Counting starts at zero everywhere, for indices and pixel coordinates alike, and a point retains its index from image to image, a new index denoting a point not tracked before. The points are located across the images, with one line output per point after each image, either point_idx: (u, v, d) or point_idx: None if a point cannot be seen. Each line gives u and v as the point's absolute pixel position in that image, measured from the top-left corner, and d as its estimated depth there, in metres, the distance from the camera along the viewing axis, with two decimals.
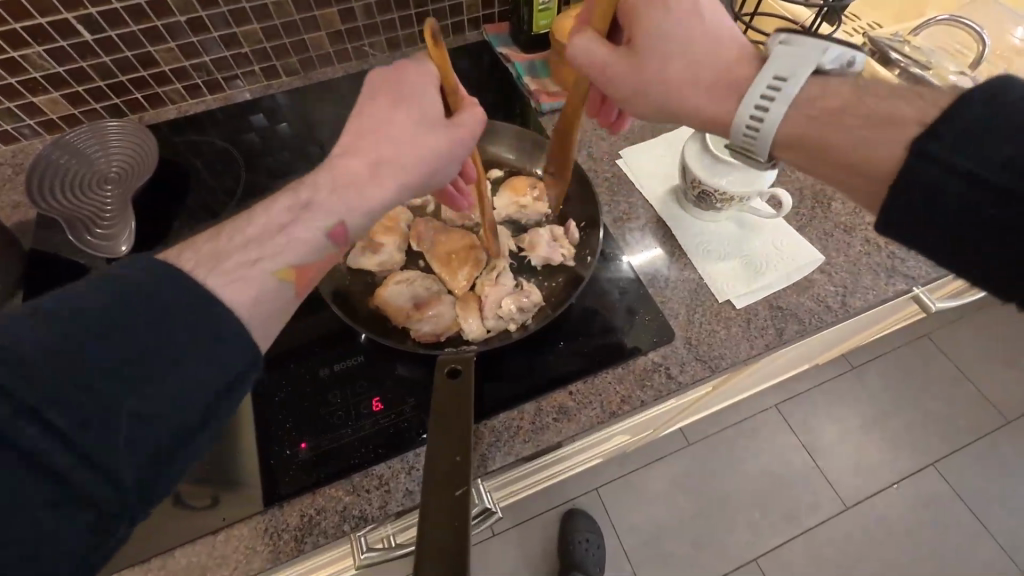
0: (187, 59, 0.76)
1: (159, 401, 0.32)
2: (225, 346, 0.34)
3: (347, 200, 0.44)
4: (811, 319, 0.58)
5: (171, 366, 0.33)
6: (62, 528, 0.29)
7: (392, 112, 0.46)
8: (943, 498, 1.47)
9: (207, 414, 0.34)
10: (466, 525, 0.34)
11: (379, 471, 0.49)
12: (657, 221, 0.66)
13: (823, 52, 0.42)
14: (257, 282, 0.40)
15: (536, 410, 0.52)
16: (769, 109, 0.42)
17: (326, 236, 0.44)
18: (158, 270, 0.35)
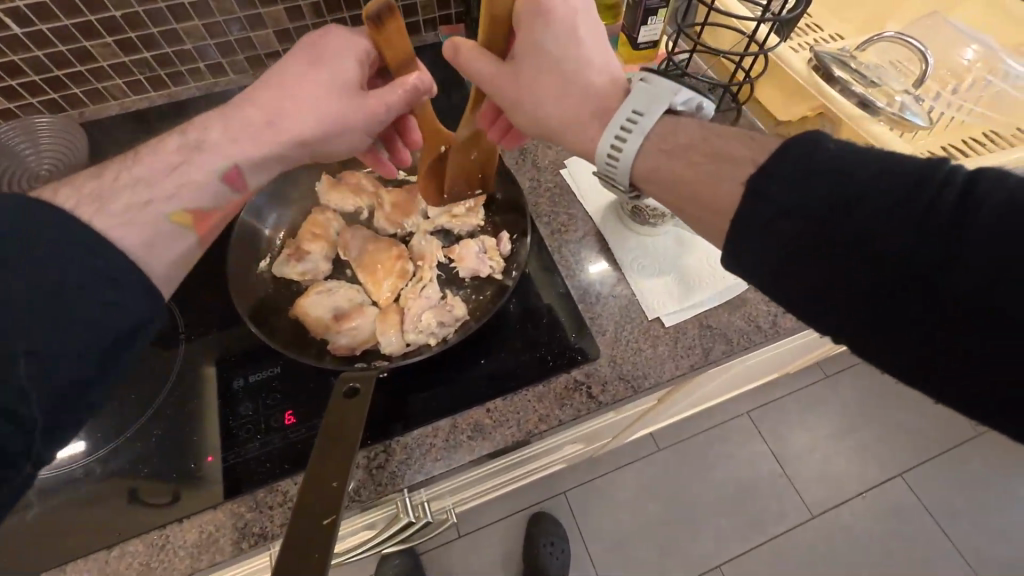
0: (126, 55, 0.74)
1: (64, 342, 0.33)
2: (125, 292, 0.36)
3: (242, 147, 0.44)
4: (739, 338, 0.58)
5: (76, 309, 0.34)
6: None
7: (305, 73, 0.46)
8: (908, 509, 1.48)
9: (107, 357, 0.35)
10: (327, 555, 0.33)
11: (284, 487, 0.48)
12: (595, 234, 0.65)
13: (675, 93, 0.46)
14: (152, 226, 0.40)
15: (450, 427, 0.52)
16: (626, 142, 0.45)
17: (219, 179, 0.44)
18: (33, 213, 0.34)
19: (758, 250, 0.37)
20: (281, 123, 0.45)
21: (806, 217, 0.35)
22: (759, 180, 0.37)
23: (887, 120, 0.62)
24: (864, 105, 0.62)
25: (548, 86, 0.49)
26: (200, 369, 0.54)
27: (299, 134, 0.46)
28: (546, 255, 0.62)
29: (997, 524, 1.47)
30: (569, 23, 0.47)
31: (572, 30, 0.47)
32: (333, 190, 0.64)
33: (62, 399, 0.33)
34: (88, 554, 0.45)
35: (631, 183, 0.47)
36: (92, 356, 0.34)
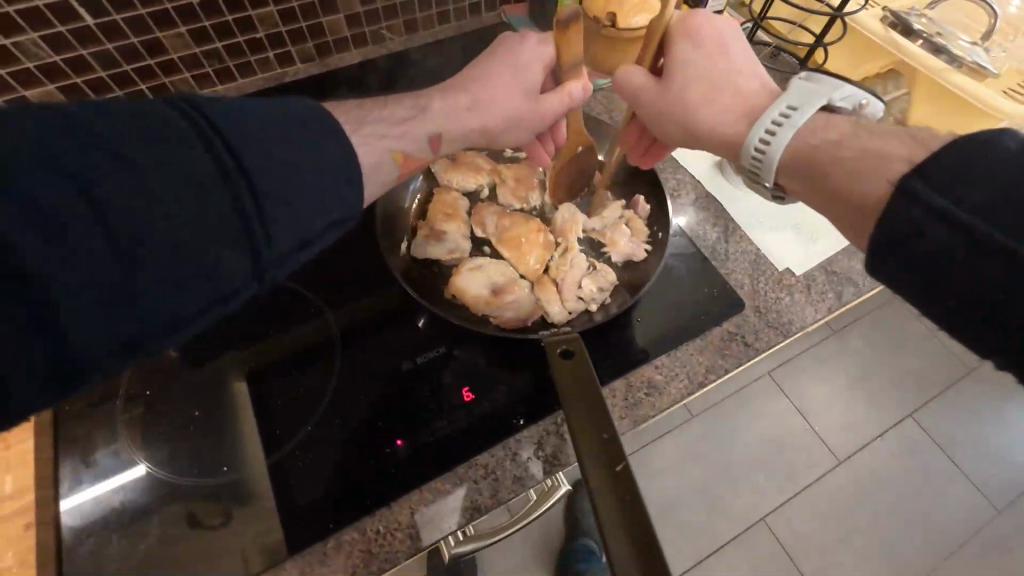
0: (198, 46, 0.70)
1: (302, 199, 0.35)
2: (347, 187, 0.38)
3: (448, 119, 0.48)
4: (864, 281, 0.62)
5: (315, 175, 0.36)
6: (224, 257, 0.32)
7: (497, 71, 0.51)
8: (922, 446, 1.51)
9: (320, 231, 0.36)
10: (639, 499, 0.35)
11: (483, 460, 0.49)
12: (708, 197, 0.68)
13: (837, 90, 0.43)
14: (378, 151, 0.44)
15: (626, 387, 0.53)
16: (777, 133, 0.42)
17: (426, 141, 0.47)
18: (318, 114, 0.38)
19: (888, 253, 0.35)
20: (481, 108, 0.50)
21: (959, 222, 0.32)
22: (911, 181, 0.34)
23: (964, 70, 0.69)
24: (942, 55, 0.69)
25: (697, 94, 0.48)
26: (367, 358, 0.55)
27: (487, 121, 0.51)
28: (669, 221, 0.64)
29: (1004, 454, 1.52)
30: (717, 41, 0.49)
31: (719, 47, 0.49)
32: (454, 170, 0.63)
33: (284, 251, 0.35)
34: (271, 496, 0.47)
35: (777, 178, 0.44)
36: (314, 228, 0.36)
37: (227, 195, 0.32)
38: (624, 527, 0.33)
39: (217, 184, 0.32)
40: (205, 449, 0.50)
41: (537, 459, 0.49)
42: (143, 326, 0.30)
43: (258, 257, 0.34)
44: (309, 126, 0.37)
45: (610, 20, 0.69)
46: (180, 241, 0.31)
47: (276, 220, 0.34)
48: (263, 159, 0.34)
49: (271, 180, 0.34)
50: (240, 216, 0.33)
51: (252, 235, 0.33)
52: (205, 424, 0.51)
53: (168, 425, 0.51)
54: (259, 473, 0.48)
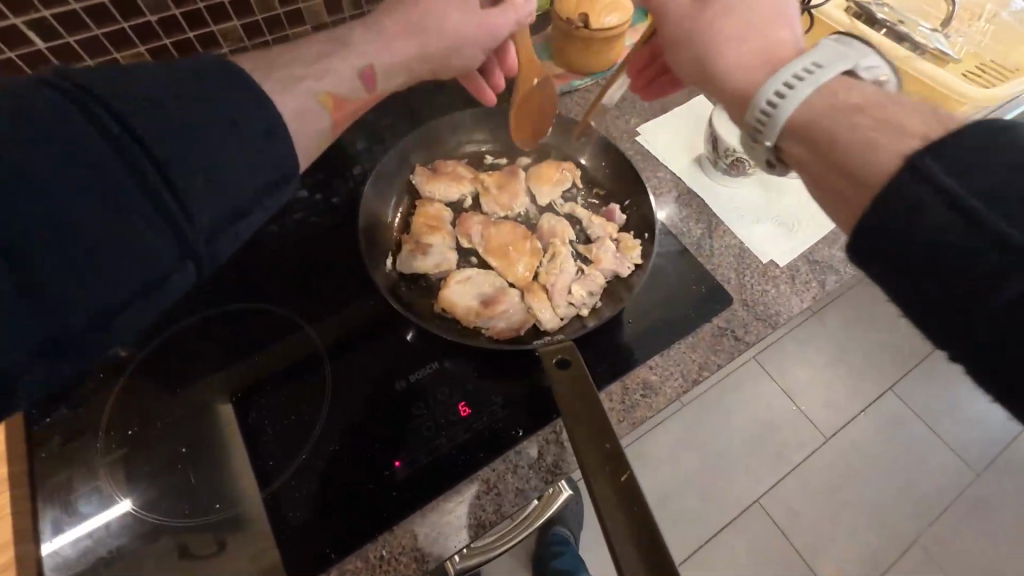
0: (159, 65, 0.68)
1: (225, 168, 0.32)
2: (273, 148, 0.34)
3: (381, 53, 0.47)
4: (845, 268, 0.63)
5: (234, 140, 0.32)
6: (142, 241, 0.29)
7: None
8: (903, 418, 1.56)
9: (253, 199, 0.34)
10: (647, 508, 0.34)
11: (484, 475, 0.48)
12: (690, 193, 0.68)
13: (863, 58, 0.40)
14: (302, 99, 0.40)
15: (623, 390, 0.53)
16: (795, 87, 0.38)
17: (359, 78, 0.45)
18: (225, 70, 0.34)
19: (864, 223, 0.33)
20: (422, 34, 0.49)
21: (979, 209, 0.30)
22: (918, 154, 0.31)
23: (926, 57, 0.71)
24: (904, 44, 0.71)
25: (725, 25, 0.44)
26: (356, 377, 0.53)
27: (426, 47, 0.50)
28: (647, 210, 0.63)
29: (980, 419, 1.58)
30: None
31: None
32: (434, 181, 0.62)
33: (214, 224, 0.32)
34: (266, 519, 0.46)
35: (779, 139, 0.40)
36: (242, 195, 0.33)
37: (125, 169, 0.28)
38: (635, 540, 0.33)
39: (110, 158, 0.28)
40: (195, 484, 0.48)
41: (538, 470, 0.49)
42: (58, 329, 0.27)
43: (182, 236, 0.30)
44: (212, 85, 0.33)
45: (583, 21, 0.70)
46: (79, 226, 0.27)
47: (191, 189, 0.30)
48: (163, 125, 0.30)
49: (177, 148, 0.30)
50: (148, 192, 0.29)
51: (167, 211, 0.29)
52: (194, 458, 0.49)
53: (153, 462, 0.49)
54: (252, 506, 0.47)
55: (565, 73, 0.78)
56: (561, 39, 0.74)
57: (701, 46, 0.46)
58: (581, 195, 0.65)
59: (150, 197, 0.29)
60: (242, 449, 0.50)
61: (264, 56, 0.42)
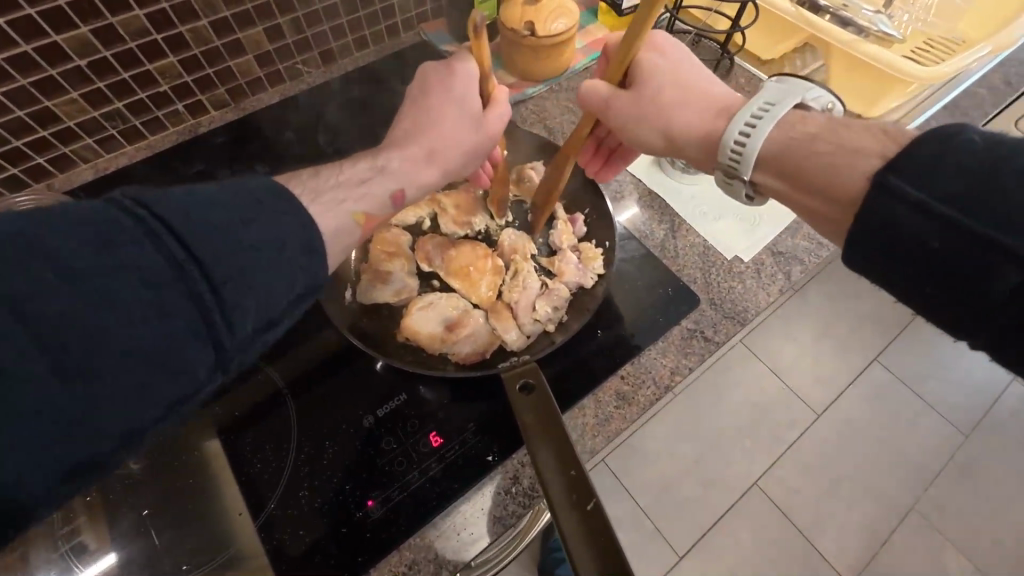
0: (95, 108, 0.65)
1: (266, 282, 0.31)
2: (312, 258, 0.34)
3: (412, 174, 0.46)
4: (809, 257, 0.63)
5: (277, 251, 0.32)
6: (184, 357, 0.28)
7: (436, 103, 0.48)
8: (891, 387, 1.57)
9: (286, 307, 0.33)
10: (614, 536, 0.34)
11: (460, 506, 0.47)
12: (650, 194, 0.68)
13: (806, 91, 0.44)
14: (338, 216, 0.40)
15: (596, 403, 0.52)
16: (757, 127, 0.41)
17: (389, 201, 0.45)
18: (279, 192, 0.34)
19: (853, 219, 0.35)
20: (440, 156, 0.48)
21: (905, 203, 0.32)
22: (882, 175, 0.34)
23: (873, 39, 0.73)
24: (850, 27, 0.73)
25: (671, 93, 0.47)
26: (324, 416, 0.52)
27: (449, 163, 0.48)
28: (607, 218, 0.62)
29: (963, 381, 1.60)
30: (683, 56, 0.49)
31: (683, 60, 0.48)
32: None
33: (253, 332, 0.31)
34: (256, 564, 0.45)
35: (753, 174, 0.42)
36: (279, 305, 0.32)
37: (182, 293, 0.28)
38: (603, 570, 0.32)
39: (169, 281, 0.28)
40: (163, 543, 0.46)
41: (515, 495, 0.48)
42: (89, 451, 0.26)
43: (222, 352, 0.30)
44: (271, 203, 0.33)
45: (529, 29, 0.68)
46: (134, 347, 0.27)
47: (238, 308, 0.30)
48: (219, 245, 0.29)
49: (231, 264, 0.30)
50: (201, 310, 0.29)
51: (215, 330, 0.29)
52: (161, 519, 0.47)
53: (119, 524, 0.47)
54: (241, 556, 0.46)
55: (517, 82, 0.77)
56: (509, 49, 0.73)
57: (659, 120, 0.47)
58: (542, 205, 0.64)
59: (197, 309, 0.29)
60: (234, 493, 0.48)
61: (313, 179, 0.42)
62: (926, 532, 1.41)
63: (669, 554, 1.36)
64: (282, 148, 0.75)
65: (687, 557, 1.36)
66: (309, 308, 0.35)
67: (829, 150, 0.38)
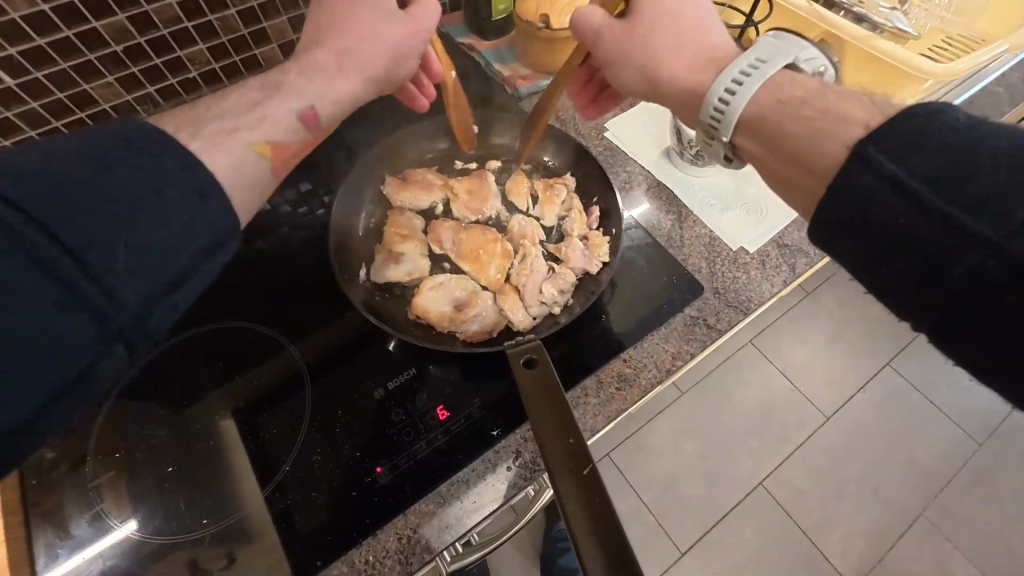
0: (128, 92, 0.69)
1: (151, 240, 0.30)
2: (205, 209, 0.32)
3: (320, 88, 0.46)
4: (815, 250, 0.63)
5: (156, 205, 0.30)
6: (60, 328, 0.27)
7: (350, 13, 0.49)
8: (902, 392, 1.56)
9: (189, 265, 0.31)
10: (608, 502, 0.35)
11: (464, 476, 0.49)
12: (659, 185, 0.69)
13: (801, 50, 0.42)
14: (236, 149, 0.39)
15: (598, 384, 0.54)
16: (742, 84, 0.40)
17: (299, 118, 0.45)
18: (146, 142, 0.32)
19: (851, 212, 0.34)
20: (348, 62, 0.48)
21: (937, 209, 0.30)
22: (861, 144, 0.33)
23: (888, 36, 0.74)
24: (865, 23, 0.74)
25: (664, 46, 0.47)
26: (338, 390, 0.54)
27: (368, 69, 0.49)
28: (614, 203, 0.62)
29: (978, 388, 1.58)
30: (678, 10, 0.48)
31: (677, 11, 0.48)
32: (405, 190, 0.64)
33: (150, 296, 0.30)
34: (270, 530, 0.48)
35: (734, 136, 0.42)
36: (175, 264, 0.31)
37: (38, 261, 0.27)
38: (598, 535, 0.34)
39: (16, 249, 0.26)
40: (185, 505, 0.49)
41: (517, 468, 0.50)
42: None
43: (108, 321, 0.28)
44: (134, 156, 0.31)
45: (544, 22, 0.70)
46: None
47: (111, 270, 0.28)
48: (73, 206, 0.28)
49: (101, 227, 0.28)
50: (68, 279, 0.27)
51: (87, 297, 0.27)
52: (184, 481, 0.50)
53: (140, 483, 0.50)
54: (249, 519, 0.48)
55: (532, 73, 0.78)
56: (525, 41, 0.75)
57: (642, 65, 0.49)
58: (568, 198, 0.64)
59: (64, 277, 0.27)
60: (242, 453, 0.51)
61: (208, 110, 0.42)
62: (933, 541, 1.39)
63: (671, 550, 1.37)
64: None
65: (690, 554, 1.36)
66: (224, 262, 0.34)
67: (817, 116, 0.37)
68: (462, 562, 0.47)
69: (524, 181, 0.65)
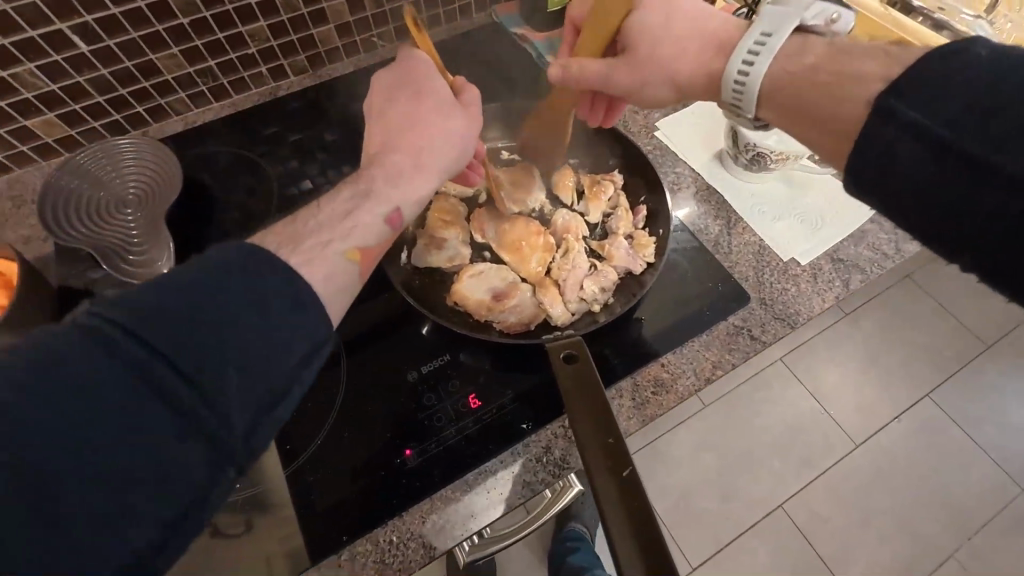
0: (191, 65, 0.71)
1: (255, 359, 0.32)
2: (300, 319, 0.34)
3: (402, 190, 0.48)
4: (872, 267, 0.60)
5: (258, 322, 0.32)
6: (181, 457, 0.29)
7: (417, 107, 0.51)
8: (941, 426, 1.48)
9: (288, 378, 0.33)
10: (646, 502, 0.34)
11: (492, 467, 0.49)
12: (708, 189, 0.67)
13: (807, 8, 0.42)
14: (330, 260, 0.41)
15: (634, 386, 0.53)
16: (754, 63, 0.41)
17: (383, 222, 0.47)
18: (243, 261, 0.34)
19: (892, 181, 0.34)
20: (426, 159, 0.50)
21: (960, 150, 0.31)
22: (883, 100, 0.34)
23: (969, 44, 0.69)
24: (944, 30, 0.69)
25: (670, 40, 0.46)
26: (372, 371, 0.54)
27: (442, 165, 0.51)
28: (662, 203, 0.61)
29: None
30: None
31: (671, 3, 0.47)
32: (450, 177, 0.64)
33: (255, 412, 0.31)
34: (295, 503, 0.48)
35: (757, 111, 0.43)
36: (276, 378, 0.32)
37: (161, 397, 0.29)
38: (636, 538, 0.33)
39: (143, 387, 0.28)
40: None
41: (545, 464, 0.49)
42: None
43: (221, 445, 0.30)
44: (235, 275, 0.33)
45: None
46: (123, 463, 0.28)
47: (220, 397, 0.30)
48: (190, 338, 0.30)
49: (212, 354, 0.30)
50: (186, 409, 0.29)
51: (201, 424, 0.29)
52: None
53: None
54: (276, 491, 0.48)
55: None
56: None
57: (661, 73, 0.48)
58: (616, 197, 0.62)
59: (182, 410, 0.29)
60: None
61: (291, 226, 0.43)
62: None
63: (682, 564, 1.33)
64: (351, 114, 0.78)
65: (702, 570, 1.33)
66: (318, 370, 0.34)
67: (832, 80, 0.38)
68: (478, 550, 0.51)
69: (571, 177, 0.64)
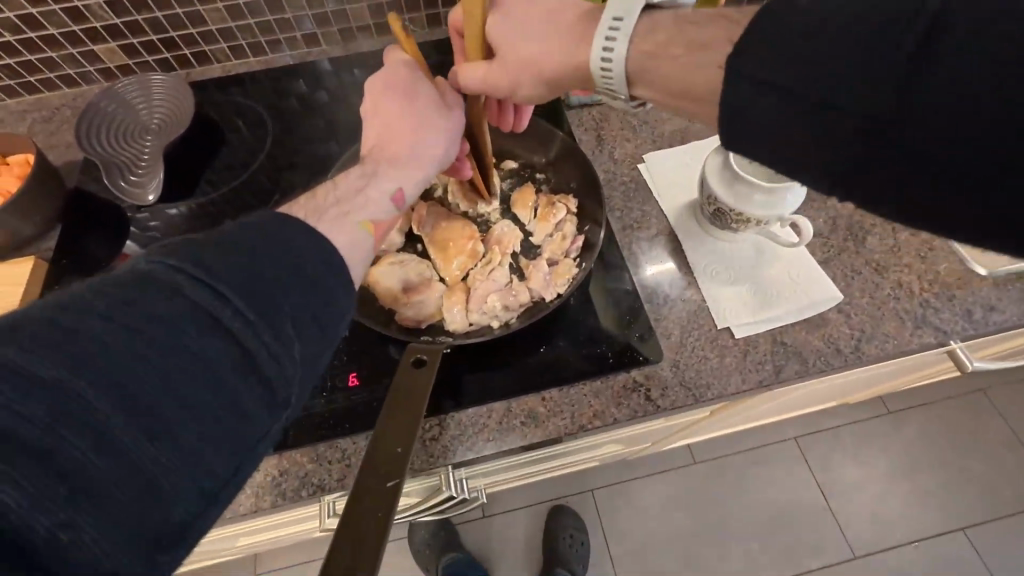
0: (233, 20, 0.79)
1: (306, 307, 0.34)
2: (336, 274, 0.36)
3: (405, 172, 0.49)
4: (816, 360, 0.54)
5: (301, 274, 0.34)
6: (238, 395, 0.30)
7: (406, 102, 0.51)
8: (967, 567, 1.26)
9: (329, 333, 0.35)
10: (390, 516, 0.36)
11: (343, 445, 0.51)
12: (670, 234, 0.63)
13: None
14: (350, 227, 0.42)
15: (505, 411, 0.52)
16: (614, 47, 0.41)
17: (389, 200, 0.47)
18: (285, 221, 0.36)
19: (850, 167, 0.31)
20: (422, 148, 0.50)
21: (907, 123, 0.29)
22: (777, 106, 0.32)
23: None
24: None
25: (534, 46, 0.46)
26: None
27: (441, 152, 0.52)
28: (597, 234, 0.59)
29: None
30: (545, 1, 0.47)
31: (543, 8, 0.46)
32: None
33: (304, 357, 0.33)
34: None
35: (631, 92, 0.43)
36: (321, 328, 0.34)
37: (222, 339, 0.30)
38: (358, 545, 0.34)
39: (207, 328, 0.30)
40: None
41: None
42: (171, 511, 0.27)
43: (274, 386, 0.31)
44: (274, 233, 0.35)
45: None
46: (184, 401, 0.28)
47: (278, 339, 0.32)
48: (248, 286, 0.32)
49: (268, 298, 0.32)
50: (244, 350, 0.30)
51: (258, 364, 0.31)
52: None
53: None
54: None
55: None
56: None
57: (539, 74, 0.47)
58: (560, 221, 0.61)
59: (241, 351, 0.30)
60: None
61: (308, 201, 0.43)
62: None
63: None
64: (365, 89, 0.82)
65: None
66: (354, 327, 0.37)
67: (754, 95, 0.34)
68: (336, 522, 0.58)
69: (529, 195, 0.63)
